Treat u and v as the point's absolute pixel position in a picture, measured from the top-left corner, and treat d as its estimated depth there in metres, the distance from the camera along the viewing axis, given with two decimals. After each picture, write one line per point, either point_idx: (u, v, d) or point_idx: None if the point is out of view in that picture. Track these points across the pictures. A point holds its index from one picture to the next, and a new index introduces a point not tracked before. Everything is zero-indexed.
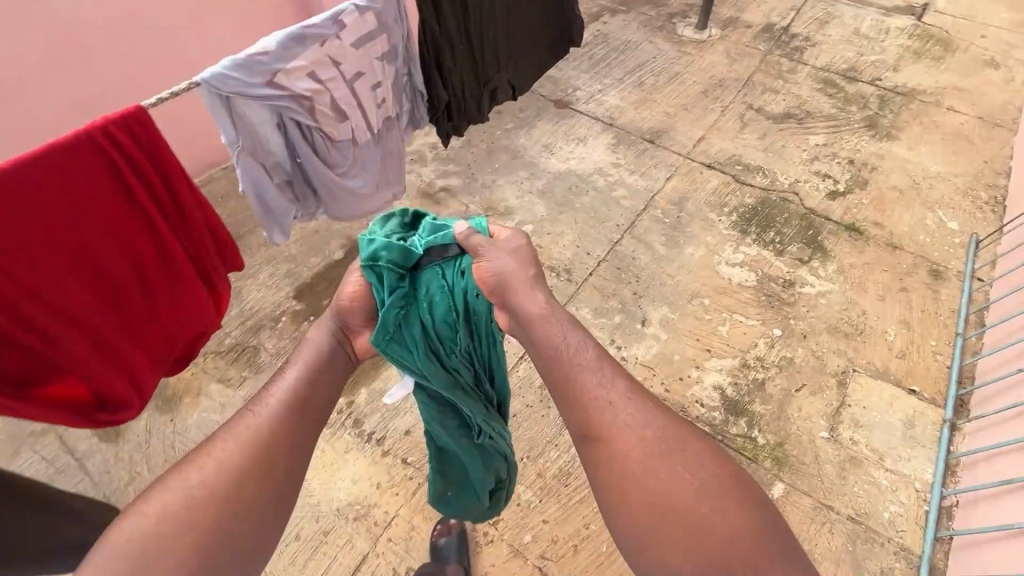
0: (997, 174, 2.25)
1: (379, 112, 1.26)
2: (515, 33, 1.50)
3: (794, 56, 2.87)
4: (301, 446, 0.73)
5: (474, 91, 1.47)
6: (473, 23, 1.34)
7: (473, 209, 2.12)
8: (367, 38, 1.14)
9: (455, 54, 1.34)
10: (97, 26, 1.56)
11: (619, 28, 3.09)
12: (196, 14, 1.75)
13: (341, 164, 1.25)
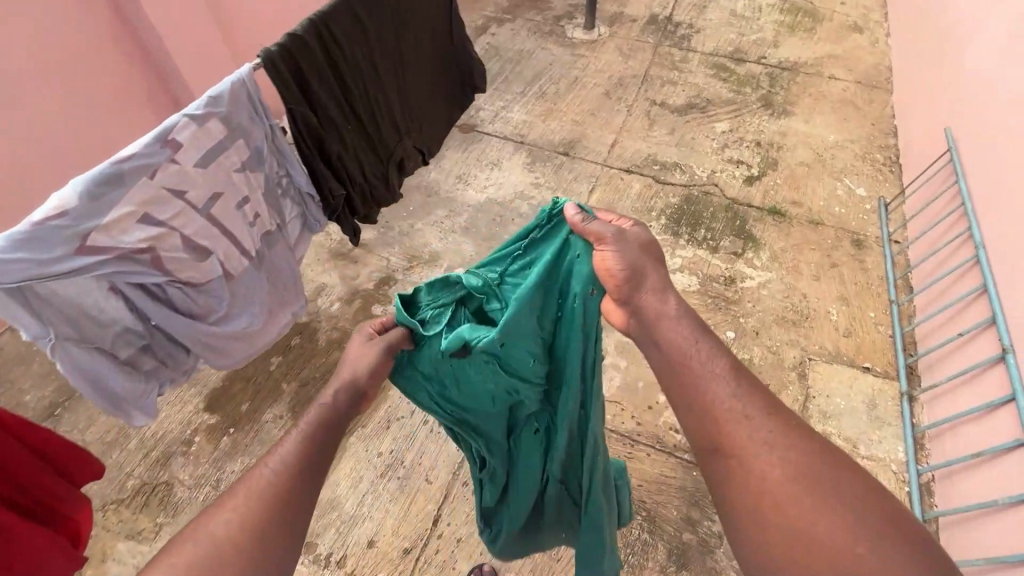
0: (886, 135, 2.37)
1: (253, 230, 1.10)
2: (415, 98, 1.34)
3: (683, 45, 2.91)
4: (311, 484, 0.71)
5: (378, 170, 1.30)
6: (360, 99, 1.17)
7: (395, 260, 1.92)
8: (214, 151, 0.97)
9: (343, 138, 1.17)
10: None
11: (509, 38, 3.00)
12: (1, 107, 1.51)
13: (213, 309, 1.09)
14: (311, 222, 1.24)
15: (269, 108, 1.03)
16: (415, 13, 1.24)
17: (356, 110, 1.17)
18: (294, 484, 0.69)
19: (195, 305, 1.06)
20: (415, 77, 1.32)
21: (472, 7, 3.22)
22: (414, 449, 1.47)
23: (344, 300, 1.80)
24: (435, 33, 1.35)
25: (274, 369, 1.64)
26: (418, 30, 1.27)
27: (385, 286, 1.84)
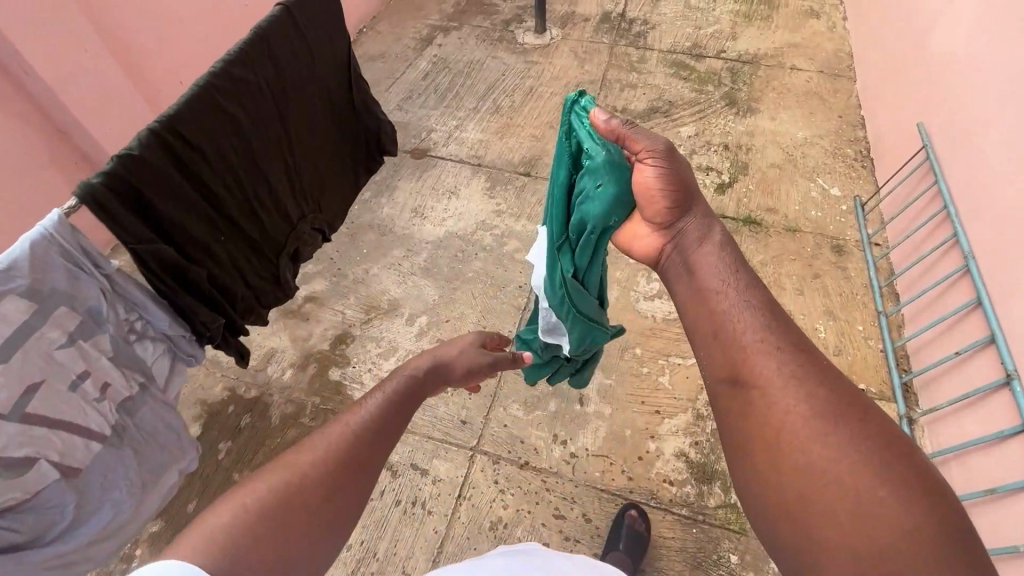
0: (854, 127, 2.29)
1: (99, 407, 0.89)
2: (301, 187, 1.21)
3: (639, 43, 2.78)
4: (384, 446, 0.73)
5: (262, 275, 1.17)
6: (233, 211, 1.03)
7: (350, 313, 1.74)
8: (18, 339, 0.77)
9: (219, 259, 1.02)
10: None
11: (457, 48, 2.82)
12: None
13: (51, 523, 0.88)
14: (186, 358, 1.03)
15: (103, 257, 0.84)
16: (289, 100, 1.08)
17: (229, 224, 1.03)
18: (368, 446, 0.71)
19: (16, 530, 0.83)
20: (299, 165, 1.17)
21: (414, 17, 3.03)
22: (387, 537, 1.33)
23: (297, 365, 1.63)
24: (320, 101, 1.19)
25: (222, 458, 1.46)
26: (297, 117, 1.12)
27: (341, 345, 1.67)
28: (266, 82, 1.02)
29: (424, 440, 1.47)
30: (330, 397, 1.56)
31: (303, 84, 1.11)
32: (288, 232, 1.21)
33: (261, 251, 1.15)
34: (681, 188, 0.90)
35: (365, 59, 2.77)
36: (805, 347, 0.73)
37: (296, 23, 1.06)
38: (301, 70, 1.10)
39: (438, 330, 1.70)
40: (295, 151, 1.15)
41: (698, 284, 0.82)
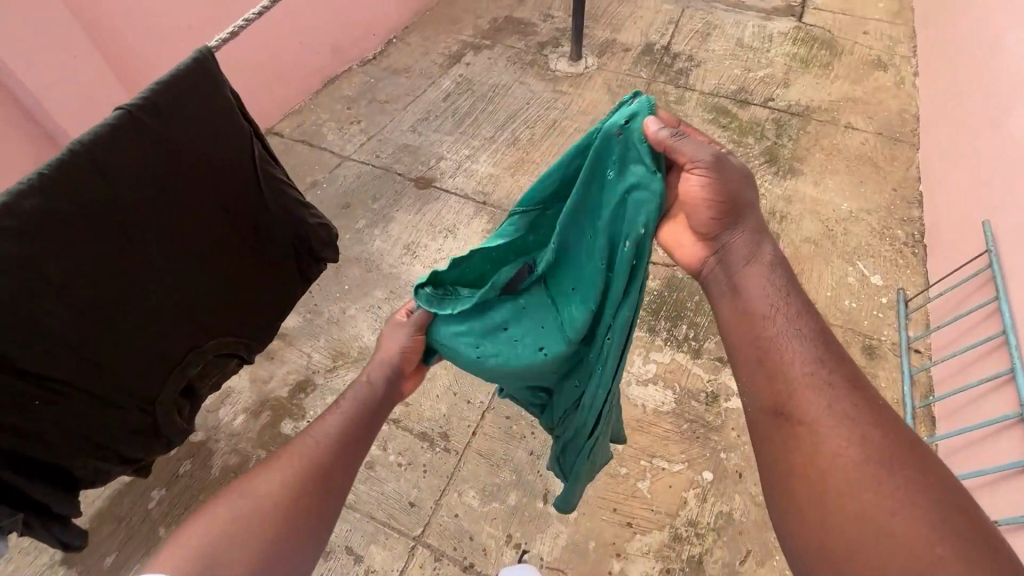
0: (909, 204, 2.03)
1: None
2: (176, 319, 0.88)
3: (679, 82, 2.57)
4: (350, 454, 0.86)
5: (118, 434, 0.86)
6: (52, 378, 0.74)
7: (317, 358, 1.62)
8: None
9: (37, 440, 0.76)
10: None
11: (485, 68, 2.68)
12: None
13: None
14: None
15: None
16: (137, 225, 0.77)
17: (38, 394, 0.73)
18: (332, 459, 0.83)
19: None
20: (167, 298, 0.85)
21: (447, 31, 2.90)
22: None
23: (252, 409, 1.52)
24: (212, 192, 0.86)
25: (152, 508, 1.37)
26: (152, 242, 0.80)
27: (299, 393, 1.55)
28: (88, 210, 0.71)
29: (365, 521, 1.33)
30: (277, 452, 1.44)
31: (163, 198, 0.80)
32: (159, 372, 0.88)
33: (113, 408, 0.83)
34: (729, 203, 0.79)
35: (387, 73, 2.65)
36: (857, 384, 0.71)
37: (142, 128, 0.75)
38: (154, 183, 0.78)
39: None
40: (157, 285, 0.83)
41: (744, 305, 0.79)
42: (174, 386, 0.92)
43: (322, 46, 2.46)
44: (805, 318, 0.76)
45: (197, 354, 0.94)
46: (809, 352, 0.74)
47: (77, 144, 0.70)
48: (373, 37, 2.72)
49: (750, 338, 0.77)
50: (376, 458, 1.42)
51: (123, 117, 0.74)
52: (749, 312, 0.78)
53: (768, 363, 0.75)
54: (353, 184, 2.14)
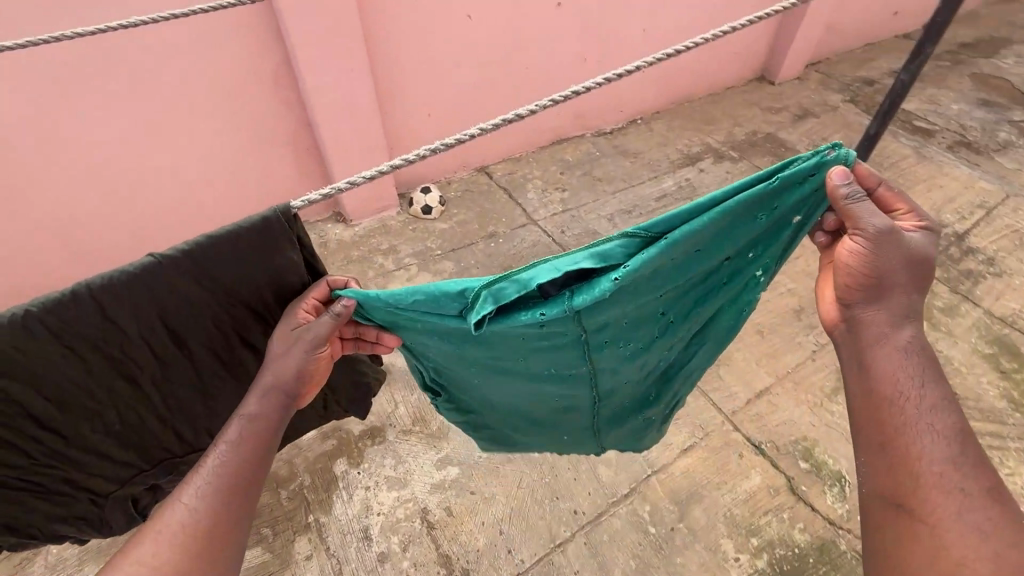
0: None
1: None
2: (157, 433, 0.85)
3: (962, 287, 1.95)
4: (241, 496, 0.69)
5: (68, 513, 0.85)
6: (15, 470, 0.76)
7: (400, 412, 1.55)
8: None
9: None
10: (21, 137, 1.44)
11: (718, 181, 2.41)
12: (145, 129, 1.59)
13: None
14: None
15: None
16: (130, 361, 0.75)
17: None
18: (217, 513, 0.67)
19: None
20: (156, 417, 0.83)
21: (697, 128, 2.70)
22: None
23: (324, 430, 1.51)
24: (235, 332, 0.81)
25: None
26: (150, 374, 0.78)
27: (364, 439, 1.50)
28: (93, 344, 0.71)
29: None
30: (316, 489, 1.40)
31: (169, 339, 0.76)
32: (134, 468, 0.87)
33: (61, 499, 0.82)
34: (879, 276, 0.71)
35: (614, 152, 2.56)
36: (993, 494, 0.66)
37: (172, 278, 0.71)
38: (166, 327, 0.75)
39: (456, 496, 1.40)
40: (141, 406, 0.81)
41: (871, 384, 0.74)
42: (140, 485, 0.90)
43: (565, 109, 2.47)
44: (941, 413, 0.70)
45: (170, 464, 0.90)
46: (946, 451, 0.68)
47: (91, 288, 0.68)
48: (619, 113, 2.65)
49: (874, 422, 0.73)
50: (392, 551, 1.30)
51: (150, 267, 0.69)
52: (876, 395, 0.73)
53: (894, 452, 0.71)
54: (526, 250, 2.09)
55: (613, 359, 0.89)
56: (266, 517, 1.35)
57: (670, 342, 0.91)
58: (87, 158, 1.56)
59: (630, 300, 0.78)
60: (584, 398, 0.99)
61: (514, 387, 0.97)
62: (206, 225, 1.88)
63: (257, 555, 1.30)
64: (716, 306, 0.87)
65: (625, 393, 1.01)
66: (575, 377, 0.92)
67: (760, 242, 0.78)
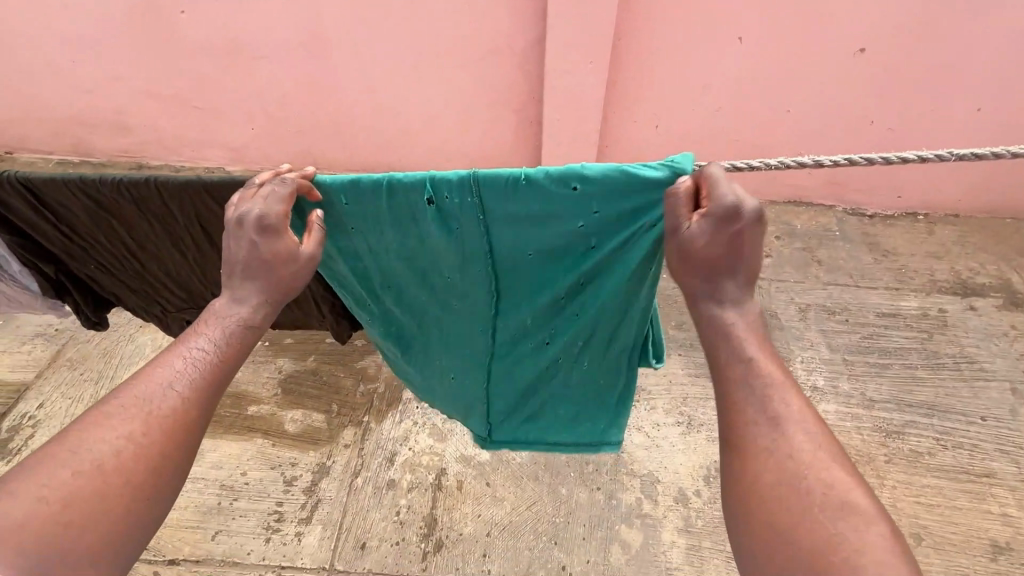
0: None
1: None
2: (167, 290, 1.03)
3: None
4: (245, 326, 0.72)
5: (112, 296, 1.07)
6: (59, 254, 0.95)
7: None
8: None
9: (97, 289, 1.04)
10: (336, 41, 1.84)
11: (991, 332, 1.77)
12: (416, 62, 1.88)
13: None
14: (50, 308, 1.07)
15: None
16: (162, 237, 0.90)
17: (43, 258, 0.94)
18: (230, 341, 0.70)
19: None
20: (193, 278, 0.99)
21: (1002, 256, 1.99)
22: (249, 490, 1.45)
23: None
24: None
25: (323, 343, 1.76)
26: (194, 252, 0.92)
27: None
28: (164, 217, 0.85)
29: (338, 507, 1.41)
30: (383, 399, 1.61)
31: (206, 237, 0.88)
32: (146, 304, 1.08)
33: (142, 300, 1.07)
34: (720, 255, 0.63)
35: (860, 238, 2.07)
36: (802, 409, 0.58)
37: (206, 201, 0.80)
38: (203, 227, 0.86)
39: (472, 476, 1.45)
40: (160, 267, 0.97)
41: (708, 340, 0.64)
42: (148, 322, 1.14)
43: (824, 170, 2.07)
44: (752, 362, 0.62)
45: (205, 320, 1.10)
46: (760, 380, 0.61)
47: (153, 179, 0.79)
48: (894, 199, 2.12)
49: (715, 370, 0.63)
50: (399, 484, 1.44)
51: (190, 187, 0.80)
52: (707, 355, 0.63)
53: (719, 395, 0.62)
54: None
55: (501, 191, 0.71)
56: (340, 397, 1.62)
57: (587, 204, 0.71)
58: (372, 74, 1.92)
59: (503, 188, 0.71)
60: (474, 269, 0.82)
61: (382, 223, 0.79)
62: (432, 157, 2.19)
63: (318, 420, 1.57)
64: (602, 192, 0.70)
65: (524, 274, 0.82)
66: (463, 207, 0.74)
67: (613, 188, 0.69)
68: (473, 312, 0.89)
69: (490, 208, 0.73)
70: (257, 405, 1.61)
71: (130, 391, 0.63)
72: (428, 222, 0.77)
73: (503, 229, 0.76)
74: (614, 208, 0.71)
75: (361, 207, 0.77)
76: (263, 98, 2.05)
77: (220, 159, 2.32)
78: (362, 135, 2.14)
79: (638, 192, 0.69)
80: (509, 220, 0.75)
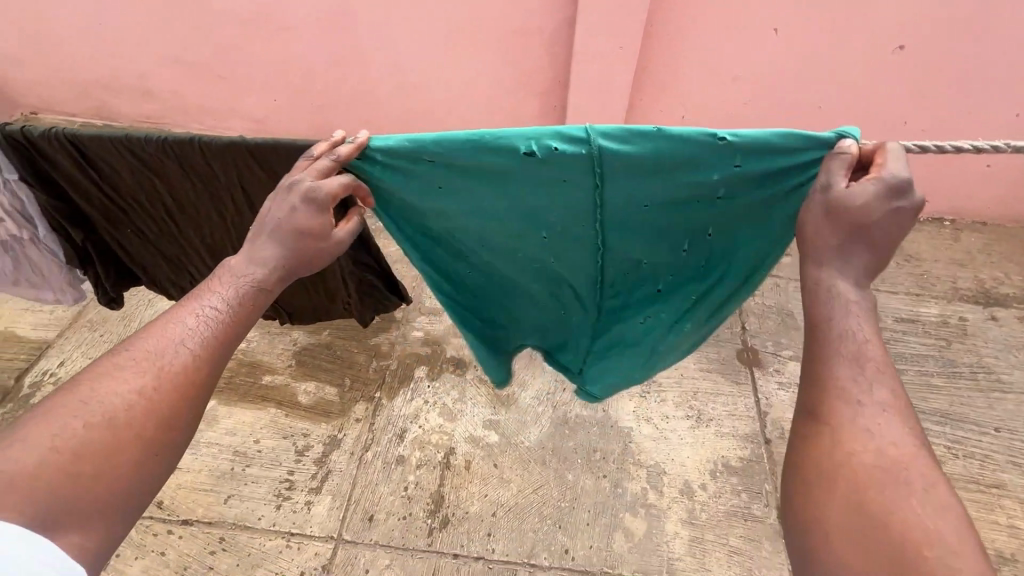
0: None
1: None
2: (196, 260, 1.04)
3: None
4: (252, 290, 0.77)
5: (135, 269, 1.07)
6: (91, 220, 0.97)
7: None
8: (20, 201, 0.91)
9: (122, 260, 1.05)
10: (363, 15, 1.82)
11: (1012, 344, 1.74)
12: (443, 41, 1.85)
13: None
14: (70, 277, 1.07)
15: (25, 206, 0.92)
16: (200, 201, 0.92)
17: (74, 224, 0.95)
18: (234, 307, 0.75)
19: None
20: (225, 246, 1.01)
21: None
22: (261, 458, 1.48)
23: (427, 337, 1.72)
24: None
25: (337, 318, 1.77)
26: (231, 217, 0.94)
27: (447, 364, 1.65)
28: (207, 178, 0.88)
29: (347, 479, 1.43)
30: (395, 376, 1.63)
31: (246, 200, 0.90)
32: (172, 278, 1.09)
33: (167, 271, 1.08)
34: (857, 230, 0.67)
35: None
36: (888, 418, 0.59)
37: (251, 162, 0.84)
38: (244, 189, 0.89)
39: (480, 457, 1.47)
40: (192, 235, 0.99)
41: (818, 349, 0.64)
42: (167, 296, 1.14)
43: None
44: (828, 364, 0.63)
45: None
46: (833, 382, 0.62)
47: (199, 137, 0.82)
48: None
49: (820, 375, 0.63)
50: (408, 460, 1.46)
51: (236, 146, 0.83)
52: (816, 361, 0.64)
53: None
54: None
55: (644, 146, 0.76)
56: (353, 372, 1.64)
57: (718, 163, 0.76)
58: (397, 50, 1.90)
59: (650, 144, 0.76)
60: (593, 225, 0.86)
61: (492, 178, 0.82)
62: None
63: (331, 393, 1.59)
64: (752, 155, 0.75)
65: (647, 234, 0.86)
66: (597, 162, 0.78)
67: (760, 151, 0.74)
68: (578, 270, 0.93)
69: (627, 164, 0.78)
70: (271, 375, 1.63)
71: (141, 344, 0.68)
72: (554, 176, 0.80)
73: (632, 185, 0.80)
74: (758, 173, 0.76)
75: (477, 161, 0.80)
76: (287, 70, 2.04)
77: (241, 129, 2.32)
78: (384, 112, 2.13)
79: (788, 158, 0.74)
80: (643, 177, 0.79)
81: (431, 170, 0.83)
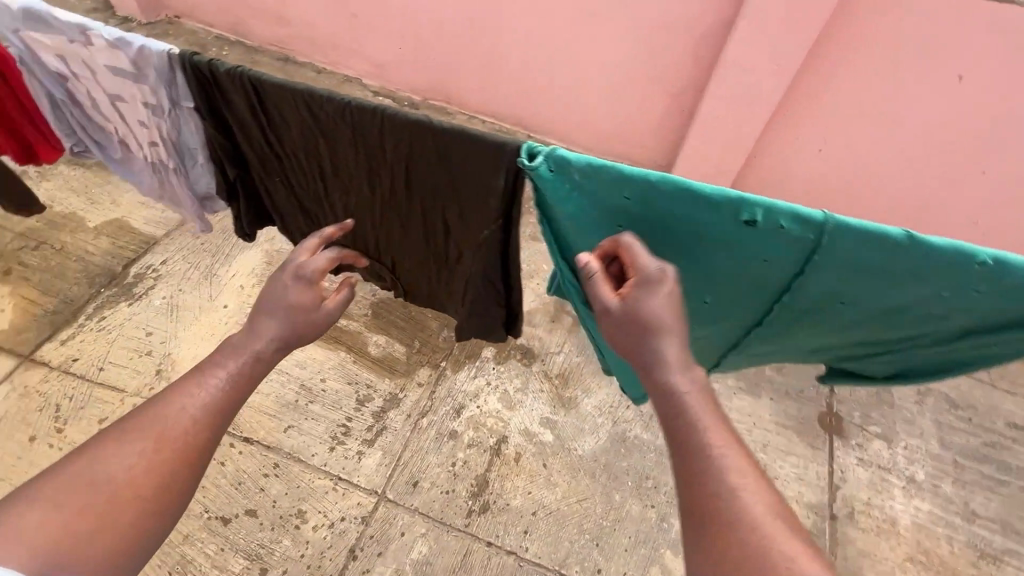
0: None
1: (147, 147, 0.98)
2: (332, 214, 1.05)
3: None
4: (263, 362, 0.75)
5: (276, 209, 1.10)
6: (247, 159, 0.98)
7: (556, 359, 1.62)
8: (179, 131, 0.94)
9: (266, 199, 1.07)
10: None
11: None
12: (585, 23, 1.77)
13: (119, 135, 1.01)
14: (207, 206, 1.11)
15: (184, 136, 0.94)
16: (356, 170, 0.91)
17: (232, 160, 0.97)
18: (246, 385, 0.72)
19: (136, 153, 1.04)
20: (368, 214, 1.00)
21: None
22: (324, 398, 1.52)
23: None
24: (447, 209, 0.91)
25: None
26: (385, 190, 0.93)
27: (516, 351, 1.63)
28: (373, 151, 0.86)
29: (400, 439, 1.45)
30: (462, 350, 1.62)
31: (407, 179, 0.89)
32: (308, 224, 1.12)
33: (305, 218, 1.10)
34: (650, 323, 0.69)
35: None
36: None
37: (428, 147, 0.80)
38: (408, 168, 0.86)
39: (532, 452, 1.45)
40: (338, 195, 0.99)
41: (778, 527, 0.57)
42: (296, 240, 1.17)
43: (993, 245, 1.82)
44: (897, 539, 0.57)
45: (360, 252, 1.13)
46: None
47: (381, 110, 0.79)
48: None
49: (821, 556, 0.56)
50: (461, 437, 1.46)
51: (418, 126, 0.78)
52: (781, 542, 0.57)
53: None
54: None
55: (878, 245, 0.71)
56: (424, 337, 1.65)
57: (952, 277, 0.73)
58: (536, 23, 1.84)
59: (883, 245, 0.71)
60: (778, 287, 0.85)
61: (694, 231, 0.78)
62: (566, 122, 2.11)
63: (399, 351, 1.61)
64: (992, 280, 0.71)
65: (831, 305, 0.86)
66: (817, 246, 0.74)
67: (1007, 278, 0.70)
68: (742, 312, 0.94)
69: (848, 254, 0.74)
70: (347, 320, 1.66)
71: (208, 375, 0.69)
72: (761, 245, 0.77)
73: (842, 270, 0.77)
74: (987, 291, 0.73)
75: (686, 218, 0.76)
76: (420, 23, 2.02)
77: (361, 71, 2.34)
78: (504, 83, 2.09)
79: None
80: (855, 266, 0.76)
81: (628, 211, 0.78)
